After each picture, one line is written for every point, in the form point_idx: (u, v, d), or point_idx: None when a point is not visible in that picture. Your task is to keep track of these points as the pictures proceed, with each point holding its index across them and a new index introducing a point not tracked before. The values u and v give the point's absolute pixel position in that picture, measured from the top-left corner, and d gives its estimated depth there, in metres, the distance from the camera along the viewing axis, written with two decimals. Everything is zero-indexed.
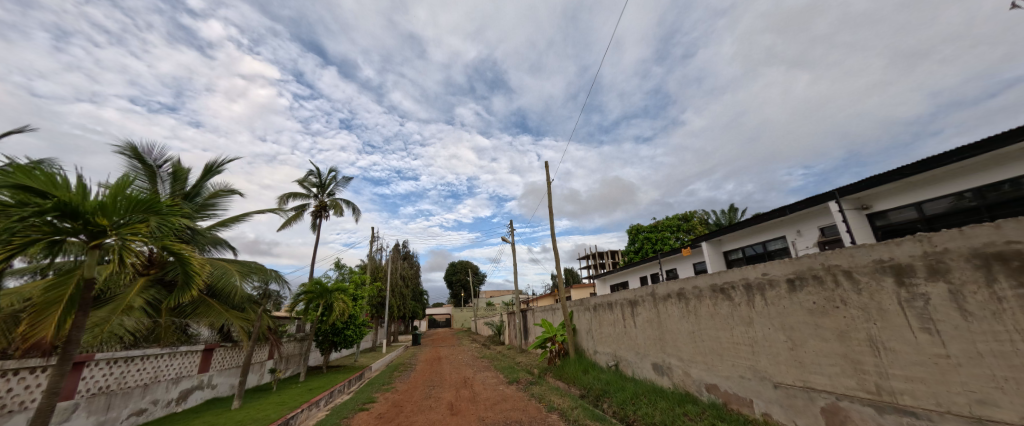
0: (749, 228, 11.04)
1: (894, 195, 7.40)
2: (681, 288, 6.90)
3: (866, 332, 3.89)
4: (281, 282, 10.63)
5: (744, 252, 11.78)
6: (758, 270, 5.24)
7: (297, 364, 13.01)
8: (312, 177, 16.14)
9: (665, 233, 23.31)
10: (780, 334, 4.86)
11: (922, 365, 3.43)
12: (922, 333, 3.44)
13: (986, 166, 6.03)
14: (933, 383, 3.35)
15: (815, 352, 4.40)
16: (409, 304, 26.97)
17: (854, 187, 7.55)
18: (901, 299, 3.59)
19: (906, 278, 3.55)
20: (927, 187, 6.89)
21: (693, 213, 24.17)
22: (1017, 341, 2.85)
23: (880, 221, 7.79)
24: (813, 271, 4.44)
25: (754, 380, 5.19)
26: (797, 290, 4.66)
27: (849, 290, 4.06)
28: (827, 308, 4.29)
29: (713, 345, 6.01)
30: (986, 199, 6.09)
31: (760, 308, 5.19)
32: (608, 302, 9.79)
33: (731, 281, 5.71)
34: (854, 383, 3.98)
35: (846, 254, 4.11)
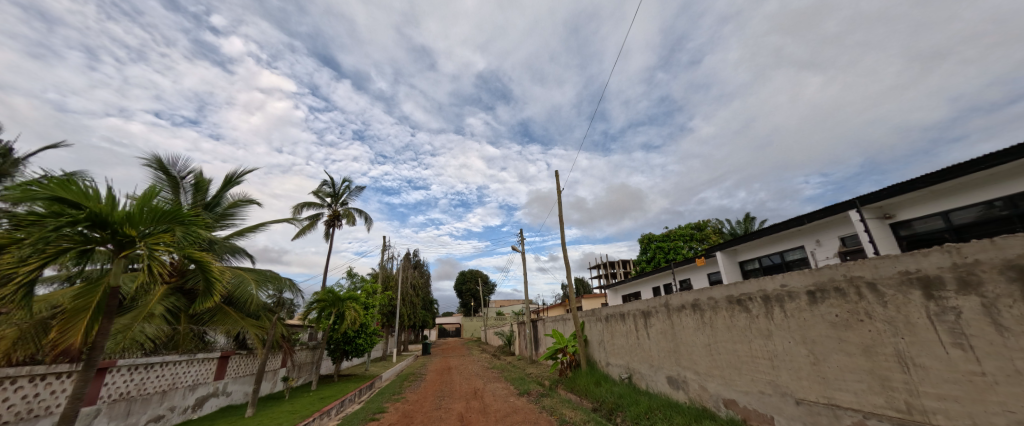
0: (765, 238, 10.78)
1: (919, 204, 7.15)
2: (696, 299, 6.75)
3: (893, 347, 3.73)
4: (295, 291, 10.82)
5: (760, 262, 11.49)
6: (777, 282, 5.10)
7: (309, 372, 13.08)
8: (326, 187, 16.54)
9: (677, 242, 22.92)
10: (801, 348, 4.70)
11: (955, 383, 3.26)
12: (955, 349, 3.27)
13: (1018, 173, 5.81)
14: (969, 402, 3.17)
15: (839, 367, 4.23)
16: (419, 314, 26.95)
17: (876, 196, 7.32)
18: (931, 313, 3.44)
19: (935, 291, 3.41)
20: (954, 196, 6.65)
21: (706, 221, 23.78)
22: None
23: (904, 231, 7.51)
24: (835, 283, 4.31)
25: (775, 396, 5.01)
26: (818, 303, 4.52)
27: (873, 303, 3.91)
28: (850, 321, 4.14)
29: (731, 359, 5.82)
30: (1018, 208, 5.85)
31: (779, 320, 5.04)
32: (620, 313, 9.63)
33: (748, 293, 5.57)
34: (882, 401, 3.80)
35: (869, 265, 3.97)
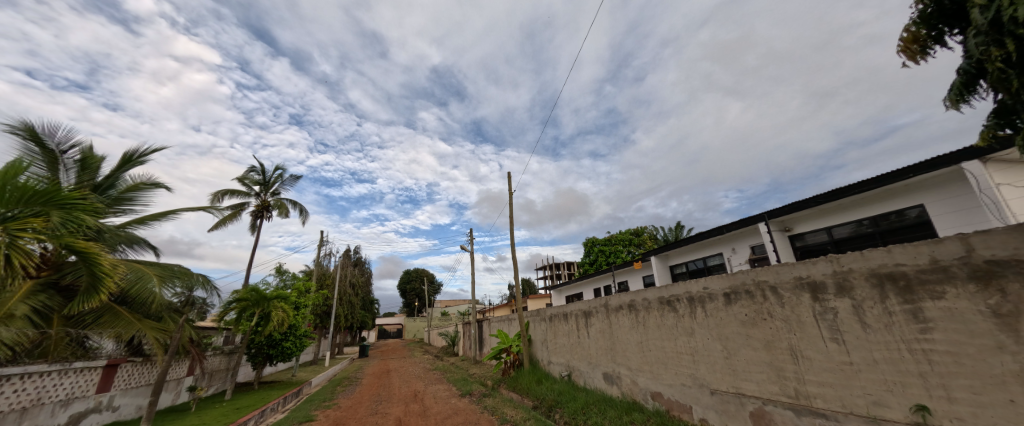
0: (692, 244, 11.93)
1: (810, 220, 8.46)
2: (631, 299, 7.24)
3: (788, 342, 4.35)
4: (210, 289, 9.58)
5: (687, 267, 12.68)
6: (700, 285, 5.67)
7: (223, 380, 11.60)
8: (254, 174, 14.90)
9: (618, 246, 24.41)
10: (717, 344, 5.27)
11: (831, 371, 3.89)
12: (832, 343, 3.91)
13: (879, 199, 7.18)
14: (840, 387, 3.81)
15: (746, 361, 4.82)
16: (358, 314, 25.40)
17: (779, 211, 8.50)
18: (816, 312, 4.07)
19: (820, 294, 4.05)
20: (834, 214, 7.99)
21: (643, 228, 25.64)
22: (903, 350, 3.36)
23: (799, 242, 8.80)
24: (746, 286, 4.91)
25: (694, 387, 5.56)
26: (732, 304, 5.11)
27: (775, 304, 4.53)
28: (756, 320, 4.74)
29: (659, 355, 6.34)
30: (879, 227, 7.21)
31: (701, 319, 5.61)
32: (563, 313, 9.99)
33: (676, 294, 6.11)
34: (778, 389, 4.41)
35: (772, 271, 4.59)
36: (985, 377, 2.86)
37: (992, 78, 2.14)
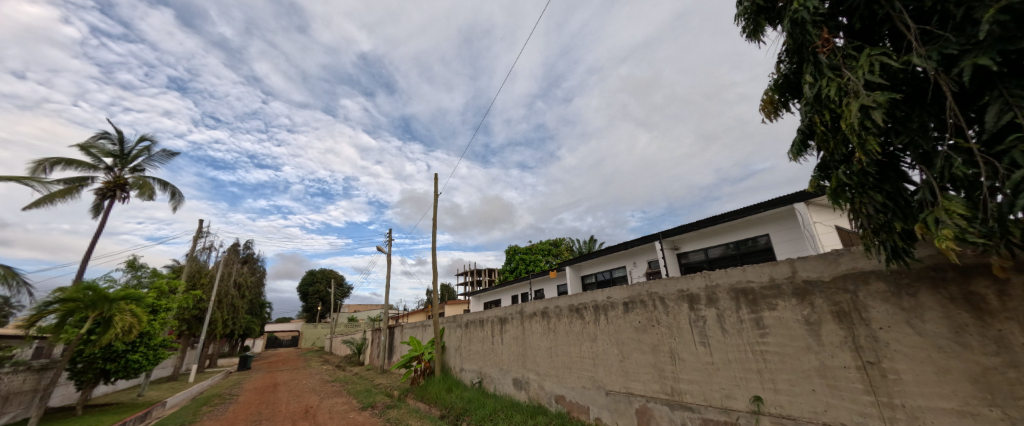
0: (601, 257, 13.08)
1: (692, 241, 10.01)
2: (545, 306, 7.59)
3: (669, 345, 5.01)
4: (16, 285, 7.22)
5: (596, 277, 13.84)
6: (605, 294, 6.21)
7: (25, 405, 8.76)
8: (106, 143, 11.88)
9: (537, 255, 25.48)
10: (614, 348, 5.82)
11: (699, 370, 4.59)
12: (701, 346, 4.62)
13: (740, 227, 8.86)
14: (704, 383, 4.51)
15: (636, 363, 5.41)
16: (242, 320, 21.78)
17: (671, 232, 9.87)
18: (691, 320, 4.78)
19: (695, 305, 4.77)
20: (710, 237, 9.59)
21: (561, 239, 27.24)
22: (748, 351, 4.14)
23: (684, 259, 10.28)
24: (641, 296, 5.54)
25: (592, 389, 6.03)
26: (629, 312, 5.71)
27: (662, 312, 5.19)
28: (647, 326, 5.37)
29: (565, 359, 6.74)
30: (739, 250, 8.89)
31: (603, 326, 6.14)
32: (479, 319, 9.98)
33: (584, 302, 6.60)
34: (658, 387, 5.03)
35: (662, 283, 5.26)
36: (797, 371, 3.68)
37: (815, 138, 2.80)
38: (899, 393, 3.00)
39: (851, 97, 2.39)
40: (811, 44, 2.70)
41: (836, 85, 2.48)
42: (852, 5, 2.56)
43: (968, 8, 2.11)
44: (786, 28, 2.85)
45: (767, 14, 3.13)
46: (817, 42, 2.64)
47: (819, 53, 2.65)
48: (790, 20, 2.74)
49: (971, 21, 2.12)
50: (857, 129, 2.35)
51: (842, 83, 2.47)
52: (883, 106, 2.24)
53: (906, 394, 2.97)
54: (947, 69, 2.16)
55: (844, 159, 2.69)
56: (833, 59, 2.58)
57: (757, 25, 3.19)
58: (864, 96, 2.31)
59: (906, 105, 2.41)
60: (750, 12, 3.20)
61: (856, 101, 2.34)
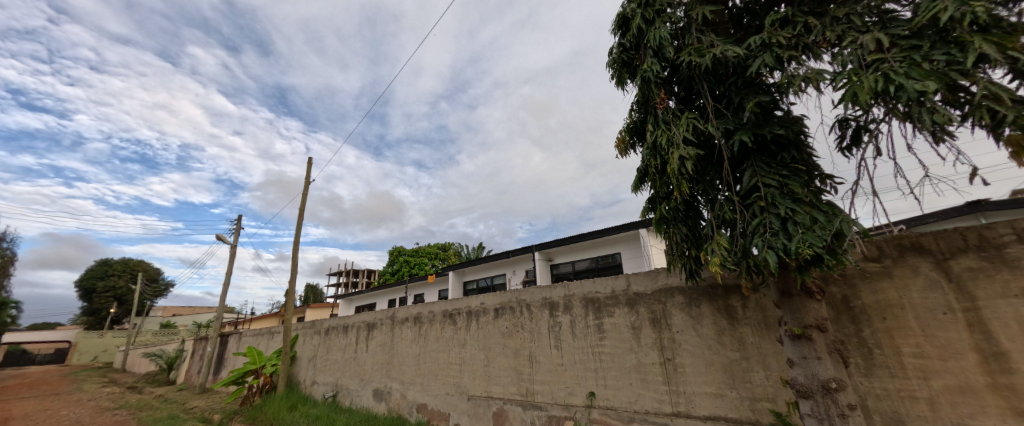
0: (485, 264, 13.46)
1: (564, 253, 11.17)
2: (418, 312, 7.31)
3: (529, 349, 5.38)
4: None
5: (477, 284, 14.14)
6: (478, 300, 6.34)
7: None
8: None
9: (422, 258, 24.63)
10: (480, 353, 5.96)
11: (550, 371, 5.06)
12: (555, 349, 5.10)
13: (601, 245, 10.32)
14: (553, 383, 4.98)
15: (498, 367, 5.65)
16: None
17: (547, 244, 10.83)
18: (549, 325, 5.25)
19: (554, 312, 5.26)
20: (577, 252, 10.89)
21: (450, 244, 27.03)
22: (589, 353, 4.74)
23: (555, 270, 11.35)
24: (510, 303, 5.84)
25: (455, 395, 6.03)
26: (498, 317, 5.95)
27: (527, 318, 5.56)
28: (512, 332, 5.68)
29: (432, 366, 6.59)
30: (598, 264, 10.34)
31: (472, 331, 6.23)
32: (343, 325, 8.97)
33: (458, 308, 6.60)
34: (515, 389, 5.36)
35: (529, 292, 5.65)
36: (622, 368, 4.39)
37: (649, 177, 3.42)
38: (684, 382, 3.85)
39: (673, 148, 3.00)
40: (653, 100, 3.28)
41: (665, 137, 3.07)
42: (680, 76, 3.23)
43: (742, 98, 2.89)
44: (638, 83, 3.40)
45: (627, 67, 3.69)
46: (657, 99, 3.23)
47: (657, 108, 3.24)
48: (641, 76, 3.28)
49: (743, 108, 2.91)
50: (674, 174, 2.95)
51: (667, 136, 3.08)
52: (691, 158, 2.88)
53: (686, 383, 3.84)
54: (728, 139, 2.90)
55: (665, 196, 3.36)
56: (665, 115, 3.19)
57: (619, 75, 3.74)
58: (680, 148, 2.92)
59: (703, 162, 3.16)
60: (616, 62, 3.72)
61: (675, 151, 2.94)
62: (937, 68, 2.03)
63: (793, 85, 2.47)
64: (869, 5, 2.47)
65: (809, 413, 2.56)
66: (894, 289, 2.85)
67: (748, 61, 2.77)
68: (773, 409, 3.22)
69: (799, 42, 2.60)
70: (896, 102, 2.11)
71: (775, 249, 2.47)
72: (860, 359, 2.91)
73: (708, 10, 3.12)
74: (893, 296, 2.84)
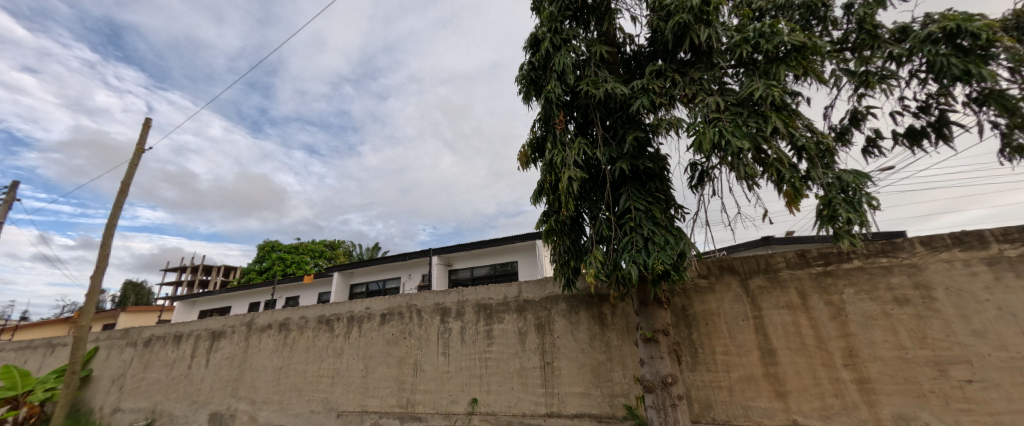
0: (377, 266, 12.47)
1: (464, 259, 11.12)
2: (285, 317, 6.31)
3: (415, 358, 5.11)
4: None
5: (367, 287, 13.00)
6: (363, 305, 5.77)
7: None
8: None
9: (303, 256, 21.47)
10: (359, 364, 5.43)
11: (434, 379, 4.87)
12: (442, 356, 4.95)
13: (500, 252, 10.61)
14: (436, 392, 4.80)
15: (378, 378, 5.21)
16: None
17: (447, 249, 10.63)
18: (439, 332, 5.08)
19: (446, 318, 5.12)
20: (477, 258, 10.97)
21: (340, 242, 24.27)
22: (476, 359, 4.73)
23: (453, 275, 11.25)
24: (400, 308, 5.47)
25: (321, 413, 5.35)
26: (384, 324, 5.51)
27: (415, 324, 5.28)
28: (399, 339, 5.32)
29: (296, 381, 5.75)
30: (496, 271, 10.60)
31: (352, 339, 5.64)
32: (177, 334, 7.15)
33: (337, 313, 5.91)
34: (395, 401, 5.00)
35: (422, 297, 5.39)
36: (506, 373, 4.49)
37: (544, 191, 3.64)
38: (559, 383, 4.15)
39: (565, 167, 3.25)
40: (552, 120, 3.53)
41: (560, 156, 3.31)
42: (578, 103, 3.55)
43: (624, 131, 3.32)
44: (541, 102, 3.62)
45: (534, 86, 3.90)
46: (556, 120, 3.48)
47: (556, 129, 3.49)
48: (545, 96, 3.50)
49: (624, 140, 3.34)
50: (564, 192, 3.20)
51: (561, 156, 3.33)
52: (579, 179, 3.16)
53: (561, 384, 4.14)
54: (610, 165, 3.29)
55: (556, 211, 3.61)
56: (562, 136, 3.46)
57: (526, 92, 3.93)
58: (571, 168, 3.18)
59: (590, 183, 3.51)
60: (524, 79, 3.90)
61: (567, 171, 3.19)
62: (751, 131, 2.67)
63: (660, 128, 2.94)
64: (714, 75, 3.13)
65: (652, 405, 3.00)
66: (715, 300, 3.60)
67: (631, 100, 3.20)
68: (627, 403, 3.70)
69: (668, 93, 3.12)
70: (725, 154, 2.69)
71: (638, 264, 2.86)
72: (690, 357, 3.57)
73: (605, 50, 3.52)
74: (714, 306, 3.59)
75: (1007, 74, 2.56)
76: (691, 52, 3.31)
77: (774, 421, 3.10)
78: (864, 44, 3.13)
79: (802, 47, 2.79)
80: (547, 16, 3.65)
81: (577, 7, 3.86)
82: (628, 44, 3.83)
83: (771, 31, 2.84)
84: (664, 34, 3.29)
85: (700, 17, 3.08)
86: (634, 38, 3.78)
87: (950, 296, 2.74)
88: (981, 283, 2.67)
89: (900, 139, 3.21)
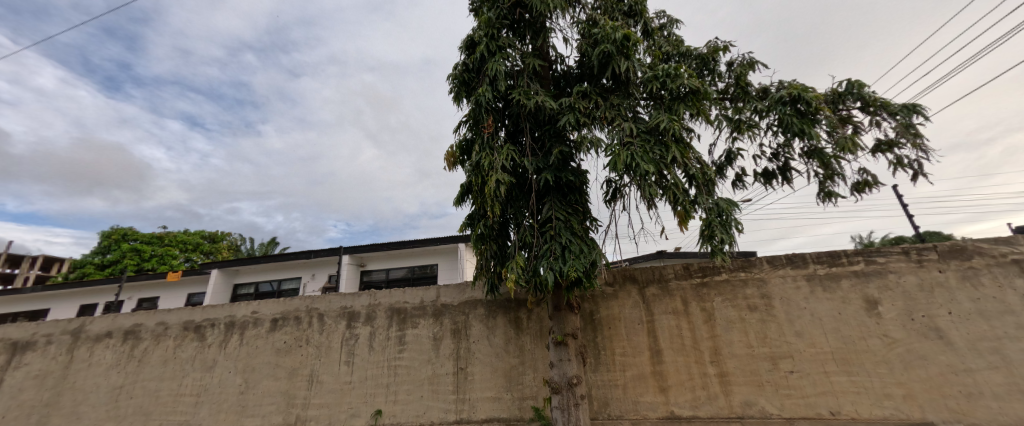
0: (272, 264, 10.88)
1: (379, 260, 10.38)
2: (139, 324, 5.19)
3: (310, 368, 4.54)
4: None
5: (256, 288, 11.22)
6: (249, 308, 4.95)
7: None
8: None
9: (169, 248, 17.56)
10: (237, 377, 4.63)
11: (332, 392, 4.39)
12: (344, 365, 4.49)
13: (420, 254, 10.16)
14: (333, 406, 4.33)
15: (261, 393, 4.51)
16: None
17: (360, 248, 9.80)
18: (343, 338, 4.61)
19: (352, 323, 4.67)
20: (394, 259, 10.34)
21: (224, 234, 20.54)
22: (384, 367, 4.40)
23: (365, 277, 10.42)
24: (297, 312, 4.82)
25: None
26: (275, 330, 4.79)
27: (315, 330, 4.71)
28: (292, 347, 4.68)
29: (147, 401, 4.75)
30: (414, 274, 10.13)
31: (231, 349, 4.80)
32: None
33: (213, 318, 4.99)
34: (280, 419, 4.37)
35: (325, 300, 4.84)
36: (415, 381, 4.27)
37: (470, 194, 3.61)
38: (470, 389, 4.10)
39: (492, 171, 3.27)
40: (482, 123, 3.52)
41: (487, 159, 3.32)
42: (510, 111, 3.62)
43: (550, 144, 3.49)
44: (472, 104, 3.59)
45: (466, 87, 3.85)
46: (485, 123, 3.49)
47: (485, 132, 3.50)
48: (476, 99, 3.48)
49: (550, 152, 3.50)
50: (490, 195, 3.21)
51: (490, 159, 3.34)
52: (505, 184, 3.20)
53: (472, 390, 4.09)
54: (535, 174, 3.41)
55: (482, 215, 3.61)
56: (491, 140, 3.47)
57: (458, 92, 3.86)
58: (498, 172, 3.20)
59: (516, 190, 3.59)
60: (457, 79, 3.84)
61: (493, 174, 3.20)
62: (658, 158, 3.04)
63: (583, 145, 3.16)
64: (630, 104, 3.49)
65: (557, 406, 3.15)
66: (617, 306, 3.97)
67: (558, 116, 3.38)
68: (534, 405, 3.83)
69: (590, 113, 3.38)
70: (634, 174, 3.00)
71: (555, 271, 3.00)
72: (593, 359, 3.86)
73: (537, 64, 3.67)
74: (616, 312, 3.96)
75: (826, 136, 3.38)
76: (612, 80, 3.65)
77: (656, 413, 3.52)
78: (739, 97, 3.85)
79: (697, 92, 3.29)
80: (485, 21, 3.67)
81: (514, 19, 3.96)
82: (559, 63, 4.05)
83: (675, 73, 3.29)
84: (590, 60, 3.56)
85: (621, 50, 3.42)
86: (565, 59, 4.03)
87: (784, 304, 3.48)
88: (802, 294, 3.47)
89: (758, 178, 3.98)
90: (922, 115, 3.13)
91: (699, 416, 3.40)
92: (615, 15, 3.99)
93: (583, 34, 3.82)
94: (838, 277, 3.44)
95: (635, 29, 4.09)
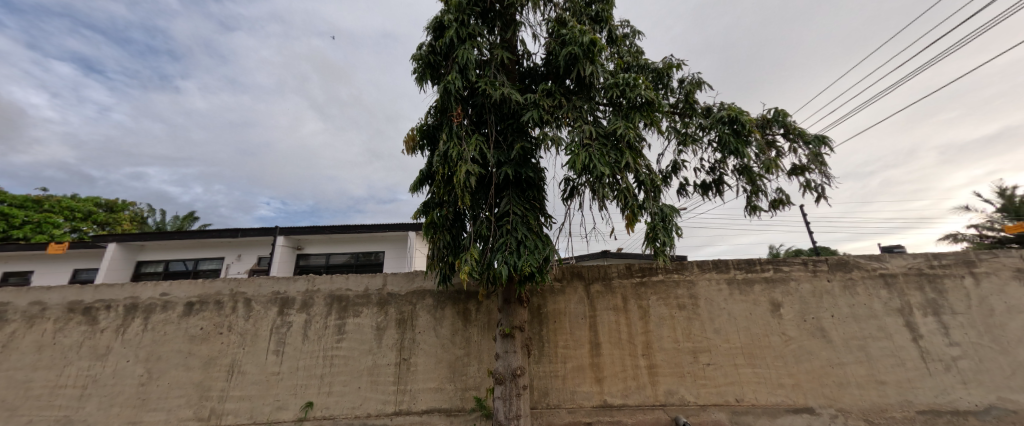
0: (188, 240, 9.62)
1: (319, 244, 9.66)
2: (6, 303, 4.30)
3: (231, 358, 4.11)
4: None
5: (165, 267, 9.86)
6: (157, 289, 4.33)
7: None
8: None
9: (49, 214, 14.67)
10: (137, 368, 4.05)
11: (257, 383, 4.03)
12: (273, 355, 4.13)
13: (366, 241, 9.65)
14: (257, 398, 3.97)
15: (167, 385, 3.99)
16: None
17: (298, 230, 9.03)
18: (273, 326, 4.24)
19: (285, 309, 4.30)
20: (337, 244, 9.71)
21: (123, 203, 17.59)
22: (319, 357, 4.13)
23: (302, 261, 9.65)
24: (218, 296, 4.32)
25: None
26: (190, 315, 4.26)
27: (239, 317, 4.26)
28: (210, 334, 4.19)
29: (10, 396, 3.96)
30: (358, 260, 9.62)
31: (131, 335, 4.17)
32: None
33: (108, 300, 4.29)
34: (190, 413, 3.91)
35: (254, 283, 4.40)
36: (353, 372, 4.07)
37: (432, 183, 3.48)
38: (412, 380, 4.01)
39: (462, 162, 3.17)
40: (449, 111, 3.42)
41: (457, 149, 3.21)
42: (475, 101, 3.54)
43: (513, 139, 3.49)
44: (440, 90, 3.47)
45: (432, 70, 3.70)
46: (453, 112, 3.39)
47: (452, 120, 3.39)
48: (444, 85, 3.36)
49: (512, 146, 3.49)
50: (462, 187, 3.15)
51: (452, 147, 3.25)
52: (475, 176, 3.17)
53: (414, 381, 4.01)
54: (496, 167, 3.39)
55: (440, 204, 3.51)
56: (457, 129, 3.38)
57: (423, 75, 3.69)
58: (468, 164, 3.14)
59: (478, 182, 3.53)
60: (423, 60, 3.66)
61: (463, 165, 3.12)
62: (614, 163, 3.19)
63: (545, 143, 3.20)
64: (590, 107, 3.61)
65: (500, 396, 3.19)
66: (563, 301, 4.13)
67: (523, 111, 3.39)
68: (477, 396, 3.88)
69: (554, 114, 3.43)
70: (591, 176, 3.12)
71: (509, 265, 3.02)
72: (537, 351, 3.97)
73: (505, 56, 3.63)
74: (562, 307, 4.11)
75: (754, 157, 3.81)
76: (575, 82, 3.73)
77: (591, 402, 3.74)
78: (686, 112, 4.16)
79: (652, 103, 3.50)
80: (455, 5, 3.52)
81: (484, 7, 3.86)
82: (525, 60, 4.06)
83: (634, 83, 3.46)
84: (557, 60, 3.61)
85: (587, 54, 3.50)
86: (531, 56, 4.05)
87: (707, 305, 3.88)
88: (723, 295, 3.89)
89: (695, 189, 4.37)
90: (829, 147, 3.65)
91: (628, 405, 3.68)
92: (583, 19, 4.07)
93: (551, 33, 3.86)
94: (752, 282, 3.91)
95: (600, 36, 4.21)
